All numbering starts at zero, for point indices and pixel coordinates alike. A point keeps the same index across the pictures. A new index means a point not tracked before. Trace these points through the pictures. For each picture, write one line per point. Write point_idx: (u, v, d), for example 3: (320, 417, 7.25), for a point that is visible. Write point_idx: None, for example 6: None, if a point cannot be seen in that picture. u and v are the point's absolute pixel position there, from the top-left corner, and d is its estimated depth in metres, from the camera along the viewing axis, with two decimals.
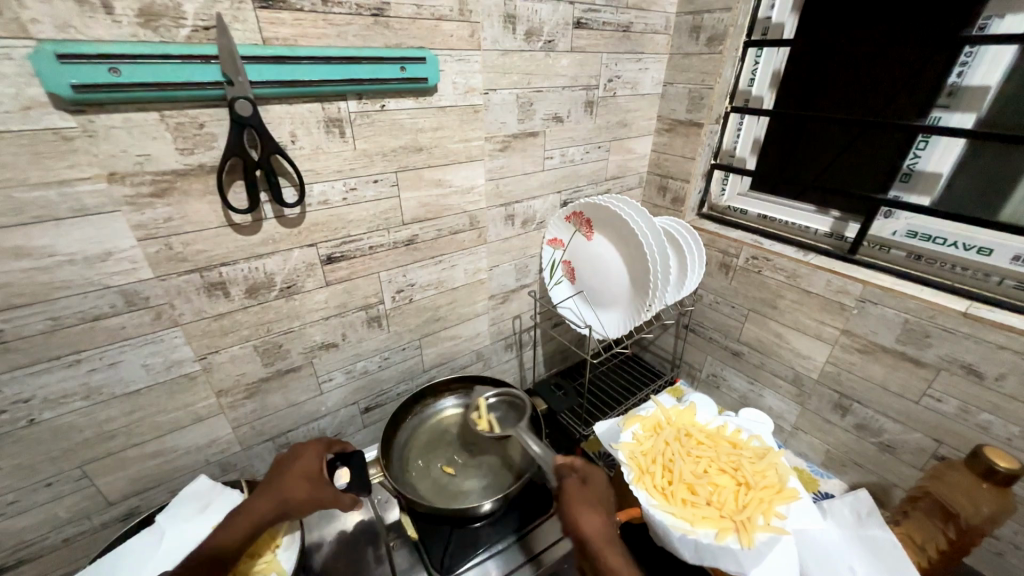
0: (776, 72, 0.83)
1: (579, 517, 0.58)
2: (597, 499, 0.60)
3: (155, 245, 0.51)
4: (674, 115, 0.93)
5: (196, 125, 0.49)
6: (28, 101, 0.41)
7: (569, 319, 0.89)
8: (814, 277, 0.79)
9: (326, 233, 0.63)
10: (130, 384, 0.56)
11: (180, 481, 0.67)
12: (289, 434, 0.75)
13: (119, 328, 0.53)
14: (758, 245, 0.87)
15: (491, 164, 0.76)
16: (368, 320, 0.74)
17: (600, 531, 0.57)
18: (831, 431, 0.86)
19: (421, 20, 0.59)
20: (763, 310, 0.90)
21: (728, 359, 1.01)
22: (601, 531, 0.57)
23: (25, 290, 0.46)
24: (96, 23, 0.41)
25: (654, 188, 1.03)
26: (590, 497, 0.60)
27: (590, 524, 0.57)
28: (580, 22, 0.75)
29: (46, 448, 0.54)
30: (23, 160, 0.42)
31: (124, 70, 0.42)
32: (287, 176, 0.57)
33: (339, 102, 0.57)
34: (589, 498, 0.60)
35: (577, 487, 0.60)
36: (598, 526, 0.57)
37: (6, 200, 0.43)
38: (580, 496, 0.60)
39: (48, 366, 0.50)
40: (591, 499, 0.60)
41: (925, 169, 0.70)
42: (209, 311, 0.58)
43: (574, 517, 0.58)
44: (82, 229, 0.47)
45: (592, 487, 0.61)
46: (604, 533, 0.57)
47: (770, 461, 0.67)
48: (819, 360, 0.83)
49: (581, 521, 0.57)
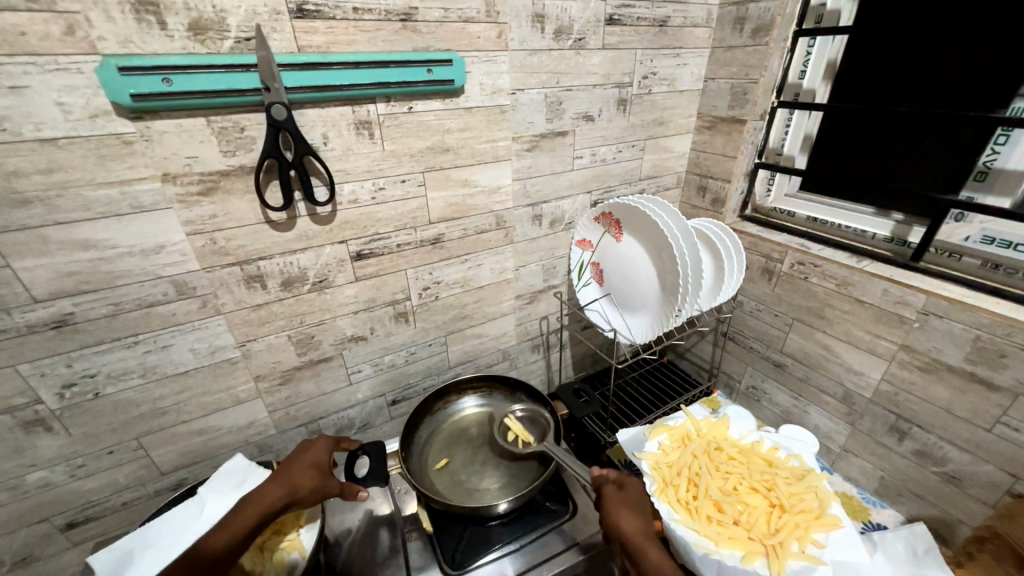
0: (831, 64, 0.76)
1: (617, 519, 0.61)
2: (635, 500, 0.63)
3: (201, 239, 0.56)
4: (714, 112, 0.89)
5: (238, 129, 0.53)
6: (95, 109, 0.46)
7: (597, 321, 0.88)
8: (869, 286, 0.72)
9: (356, 231, 0.66)
10: (180, 366, 0.62)
11: (222, 458, 0.73)
12: (320, 421, 0.79)
13: (170, 315, 0.58)
14: (805, 250, 0.80)
15: (518, 164, 0.76)
16: (395, 316, 0.76)
17: (640, 530, 0.59)
18: (886, 455, 0.78)
19: (449, 23, 0.60)
20: (810, 321, 0.83)
21: (770, 371, 0.94)
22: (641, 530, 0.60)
23: (92, 278, 0.52)
24: (153, 38, 0.46)
25: (693, 188, 0.98)
26: (630, 500, 0.63)
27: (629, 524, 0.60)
28: (612, 18, 0.73)
29: (109, 420, 0.60)
30: (91, 162, 0.48)
31: (175, 80, 0.46)
32: (318, 175, 0.60)
33: (369, 105, 0.59)
34: (628, 501, 0.63)
35: (615, 491, 0.64)
36: (637, 526, 0.60)
37: (77, 198, 0.48)
38: (617, 499, 0.62)
39: (111, 346, 0.56)
40: (630, 502, 0.63)
41: (1004, 167, 0.62)
42: (249, 302, 0.63)
43: (614, 518, 0.61)
44: (139, 224, 0.52)
45: (631, 490, 0.64)
46: (643, 532, 0.60)
47: (809, 484, 0.62)
48: (873, 377, 0.76)
49: (620, 523, 0.60)
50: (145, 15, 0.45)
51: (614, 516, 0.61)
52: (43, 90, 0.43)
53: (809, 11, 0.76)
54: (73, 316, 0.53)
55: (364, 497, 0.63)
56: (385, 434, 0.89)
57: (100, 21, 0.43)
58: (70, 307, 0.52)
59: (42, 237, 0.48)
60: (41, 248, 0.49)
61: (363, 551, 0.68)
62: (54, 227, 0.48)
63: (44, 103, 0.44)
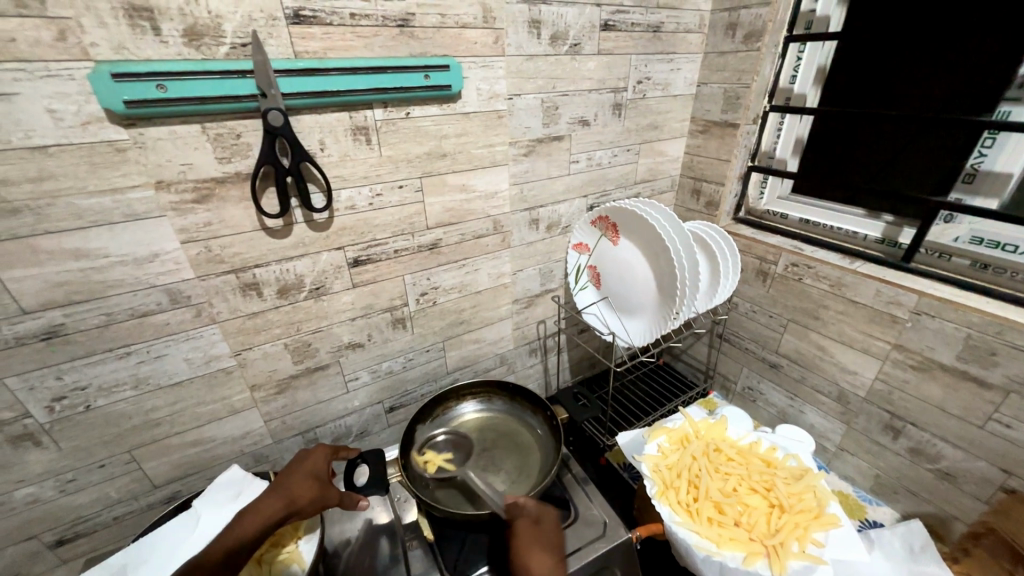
0: (821, 68, 0.78)
1: (524, 559, 0.60)
2: (547, 539, 0.63)
3: (196, 247, 0.55)
4: (708, 116, 0.90)
5: (234, 136, 0.52)
6: (87, 117, 0.45)
7: (595, 325, 0.87)
8: (862, 287, 0.73)
9: (353, 237, 0.65)
10: (174, 376, 0.61)
11: (216, 470, 0.71)
12: (317, 430, 0.78)
13: (164, 324, 0.57)
14: (798, 251, 0.81)
15: (515, 169, 0.76)
16: (393, 322, 0.76)
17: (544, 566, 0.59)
18: (881, 453, 0.79)
19: (446, 29, 0.60)
20: (804, 321, 0.84)
21: (766, 372, 0.95)
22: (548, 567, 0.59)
23: (83, 288, 0.51)
24: (146, 44, 0.45)
25: (687, 192, 0.99)
26: (540, 538, 0.63)
27: (537, 563, 0.59)
28: (607, 24, 0.74)
29: (100, 433, 0.59)
30: (82, 170, 0.47)
31: (169, 86, 0.46)
32: (316, 182, 0.59)
33: (366, 111, 0.59)
34: (540, 539, 0.63)
35: (528, 528, 0.64)
36: (544, 563, 0.59)
37: (68, 206, 0.47)
38: (530, 538, 0.63)
39: (102, 357, 0.55)
40: (541, 541, 0.63)
41: (992, 169, 0.63)
42: (244, 310, 0.62)
43: (521, 558, 0.60)
44: (132, 232, 0.51)
45: (546, 527, 0.64)
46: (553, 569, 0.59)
47: (807, 484, 0.63)
48: (867, 376, 0.77)
49: (528, 562, 0.60)
50: (139, 21, 0.44)
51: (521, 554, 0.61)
52: (33, 97, 0.42)
53: (800, 17, 0.77)
54: (63, 327, 0.52)
55: (363, 505, 0.65)
56: (383, 442, 0.88)
57: (92, 27, 0.42)
58: (60, 319, 0.51)
59: (32, 247, 0.47)
60: (31, 257, 0.47)
61: (362, 561, 0.67)
62: (45, 237, 0.47)
63: (34, 110, 0.43)
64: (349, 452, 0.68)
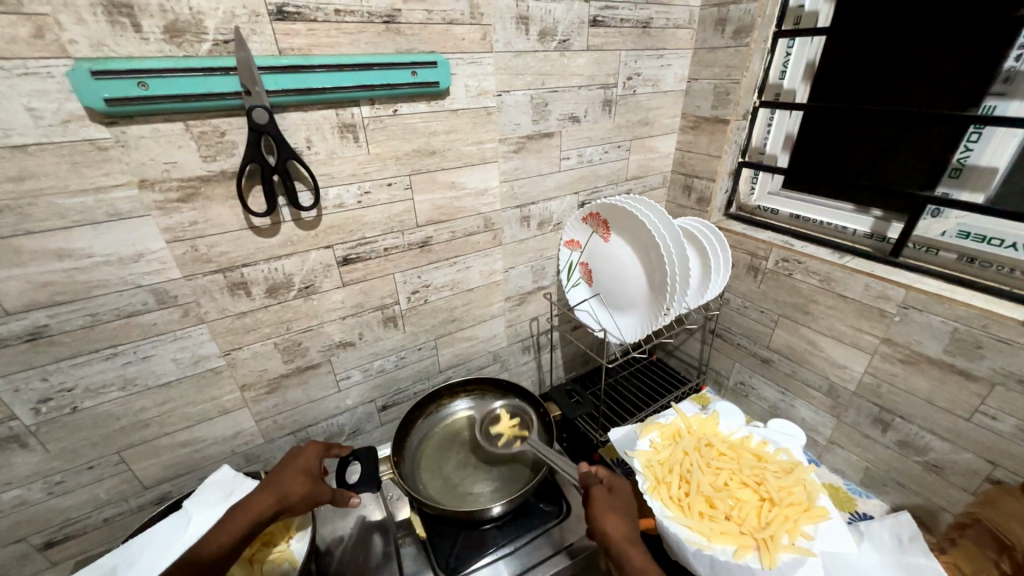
0: (810, 63, 0.78)
1: (602, 523, 0.57)
2: (624, 504, 0.59)
3: (182, 247, 0.55)
4: (698, 112, 0.90)
5: (218, 133, 0.52)
6: (67, 115, 0.44)
7: (586, 322, 0.88)
8: (851, 282, 0.73)
9: (342, 236, 0.65)
10: (162, 376, 0.60)
11: (208, 470, 0.71)
12: (308, 429, 0.78)
13: (151, 325, 0.57)
14: (788, 247, 0.82)
15: (505, 166, 0.76)
16: (384, 320, 0.76)
17: (623, 533, 0.56)
18: (871, 446, 0.80)
19: (432, 25, 0.60)
20: (795, 316, 0.84)
21: (757, 367, 0.96)
22: (626, 533, 0.56)
23: (67, 289, 0.51)
24: (127, 41, 0.44)
25: (678, 187, 0.99)
26: (617, 504, 0.59)
27: (615, 529, 0.56)
28: (596, 20, 0.74)
29: (87, 434, 0.58)
30: (64, 169, 0.46)
31: (151, 84, 0.45)
32: (303, 180, 0.59)
33: (353, 108, 0.58)
34: (616, 504, 0.59)
35: (604, 495, 0.60)
36: (622, 529, 0.56)
37: (49, 206, 0.47)
38: (606, 502, 0.59)
39: (88, 358, 0.55)
40: (618, 506, 0.59)
41: (978, 163, 0.63)
42: (232, 310, 0.61)
43: (599, 523, 0.57)
44: (116, 232, 0.51)
45: (620, 495, 0.61)
46: (631, 537, 0.56)
47: (797, 477, 0.63)
48: (856, 370, 0.78)
49: (605, 527, 0.57)
50: (119, 18, 0.43)
51: (599, 519, 0.57)
52: (11, 95, 0.42)
53: (788, 12, 0.77)
54: (48, 328, 0.51)
55: (355, 503, 0.65)
56: (376, 440, 0.88)
57: (70, 24, 0.42)
58: (44, 320, 0.51)
59: (14, 247, 0.47)
60: (12, 258, 0.47)
61: (355, 559, 0.68)
62: (27, 237, 0.47)
63: (12, 108, 0.42)
64: (341, 449, 0.68)
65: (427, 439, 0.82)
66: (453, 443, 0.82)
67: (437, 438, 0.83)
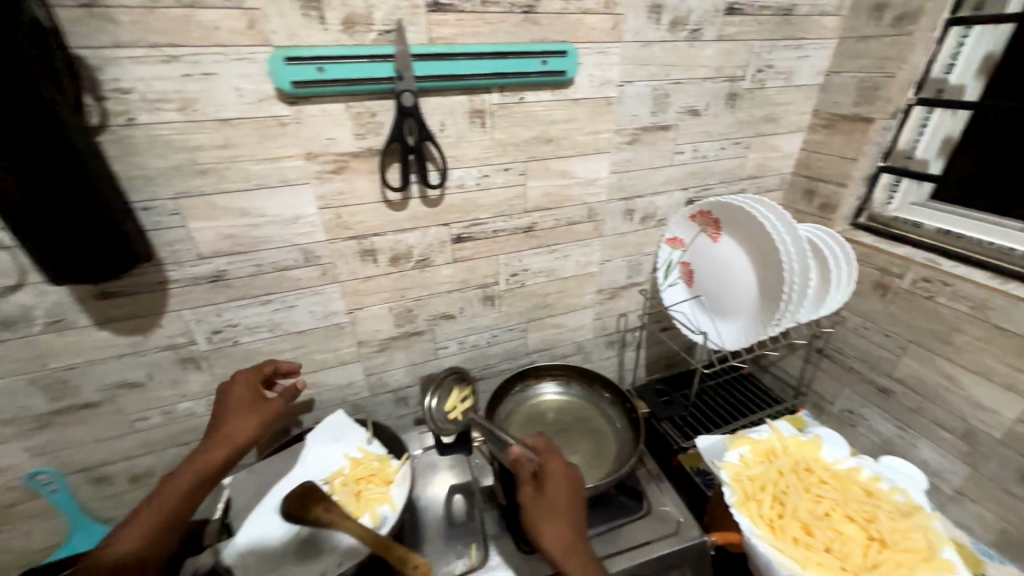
0: (988, 56, 0.69)
1: (540, 532, 0.55)
2: (564, 506, 0.56)
3: (329, 213, 0.63)
4: (835, 108, 0.81)
5: (370, 114, 0.58)
6: (262, 95, 0.53)
7: (680, 323, 0.82)
8: (1014, 312, 0.63)
9: (459, 215, 0.70)
10: (299, 325, 0.70)
11: (322, 412, 0.81)
12: (406, 390, 0.85)
13: (298, 279, 0.66)
14: (934, 265, 0.72)
15: (617, 157, 0.75)
16: (483, 298, 0.80)
17: (564, 539, 0.54)
18: (1014, 505, 0.69)
19: (568, 14, 0.61)
20: (930, 345, 0.75)
21: (872, 396, 0.86)
22: (568, 540, 0.54)
23: (242, 241, 0.60)
24: (313, 32, 0.52)
25: (798, 192, 0.91)
26: (551, 506, 0.56)
27: (549, 536, 0.54)
28: (732, 8, 0.70)
29: (241, 365, 0.70)
30: (254, 140, 0.55)
31: (327, 69, 0.52)
32: (434, 161, 0.64)
33: (484, 95, 0.62)
34: (554, 507, 0.56)
35: (536, 496, 0.57)
36: (561, 535, 0.54)
37: (240, 171, 0.56)
38: (537, 506, 0.57)
39: (251, 301, 0.65)
40: (551, 507, 0.56)
41: None
42: (361, 273, 0.69)
43: (536, 532, 0.55)
44: (283, 196, 0.59)
45: (555, 493, 0.57)
46: (574, 543, 0.54)
47: (916, 523, 0.58)
48: (1007, 416, 0.67)
49: (542, 536, 0.55)
50: (311, 12, 0.50)
51: (536, 530, 0.55)
52: (227, 77, 0.51)
53: None
54: (226, 273, 0.62)
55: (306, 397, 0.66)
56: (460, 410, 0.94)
57: (276, 17, 0.50)
58: (224, 265, 0.61)
59: (212, 203, 0.57)
60: (208, 212, 0.57)
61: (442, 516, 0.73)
62: (221, 195, 0.57)
63: (226, 88, 0.51)
64: (274, 368, 0.65)
65: (509, 414, 0.84)
66: (531, 421, 0.84)
67: (518, 414, 0.85)
